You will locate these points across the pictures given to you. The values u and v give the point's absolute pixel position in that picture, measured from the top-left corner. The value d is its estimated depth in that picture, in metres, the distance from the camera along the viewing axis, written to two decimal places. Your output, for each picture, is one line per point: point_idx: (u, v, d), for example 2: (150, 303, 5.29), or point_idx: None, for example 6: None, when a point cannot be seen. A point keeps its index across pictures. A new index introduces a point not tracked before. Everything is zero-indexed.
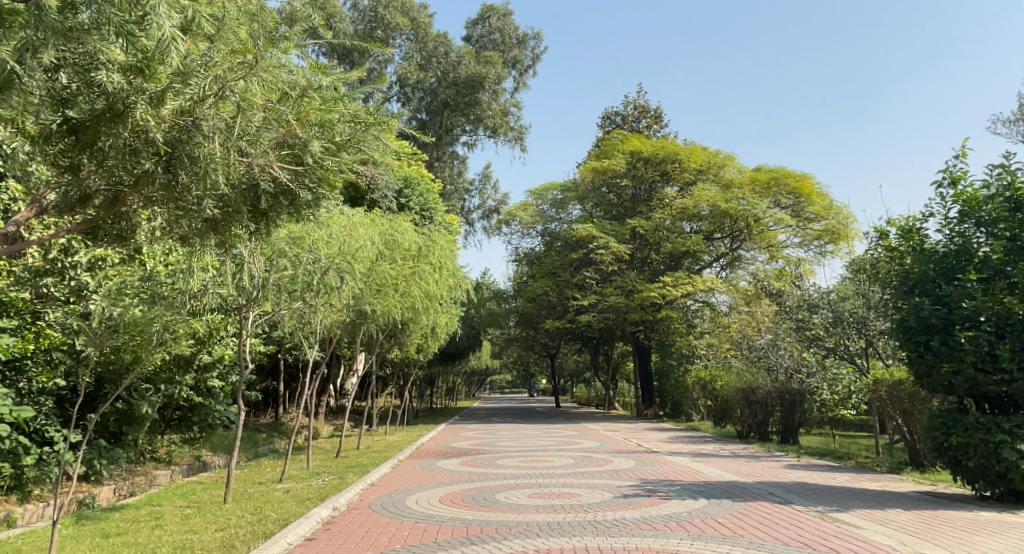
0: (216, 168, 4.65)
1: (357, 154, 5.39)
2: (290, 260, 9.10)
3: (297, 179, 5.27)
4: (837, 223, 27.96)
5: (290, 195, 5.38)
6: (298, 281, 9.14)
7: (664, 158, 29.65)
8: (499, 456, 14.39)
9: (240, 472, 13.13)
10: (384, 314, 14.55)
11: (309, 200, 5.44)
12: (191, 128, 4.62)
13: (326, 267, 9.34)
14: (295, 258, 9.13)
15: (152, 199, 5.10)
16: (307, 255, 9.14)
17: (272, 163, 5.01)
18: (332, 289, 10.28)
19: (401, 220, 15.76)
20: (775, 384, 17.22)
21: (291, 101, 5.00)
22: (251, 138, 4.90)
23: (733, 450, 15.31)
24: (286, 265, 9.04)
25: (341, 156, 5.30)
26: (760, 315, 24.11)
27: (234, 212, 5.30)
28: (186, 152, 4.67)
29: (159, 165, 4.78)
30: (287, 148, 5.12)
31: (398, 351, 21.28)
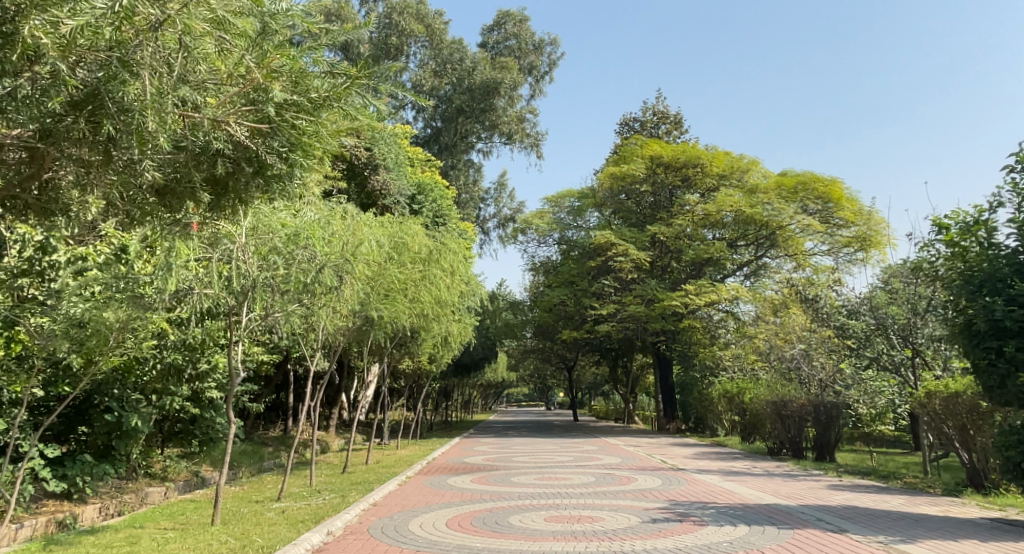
0: (143, 113, 4.07)
1: (338, 114, 4.71)
2: (282, 257, 8.27)
3: (264, 142, 4.72)
4: (865, 231, 26.74)
5: (257, 161, 4.84)
6: (292, 282, 8.33)
7: (685, 163, 28.73)
8: (514, 472, 13.49)
9: (238, 489, 12.35)
10: (392, 320, 13.79)
11: (279, 167, 4.82)
12: (117, 65, 3.96)
13: (322, 264, 8.51)
14: (288, 256, 8.26)
15: (75, 159, 4.52)
16: (301, 251, 8.29)
17: (228, 119, 4.48)
18: (331, 291, 9.45)
19: (412, 223, 15.03)
20: (808, 397, 16.20)
21: (251, 46, 4.39)
22: (196, 83, 4.37)
23: (765, 468, 14.30)
24: (279, 264, 8.19)
25: (319, 116, 4.65)
26: (789, 324, 23.04)
27: (185, 178, 4.80)
28: (107, 96, 4.07)
29: (80, 115, 4.25)
30: (252, 105, 4.54)
31: (410, 361, 20.50)
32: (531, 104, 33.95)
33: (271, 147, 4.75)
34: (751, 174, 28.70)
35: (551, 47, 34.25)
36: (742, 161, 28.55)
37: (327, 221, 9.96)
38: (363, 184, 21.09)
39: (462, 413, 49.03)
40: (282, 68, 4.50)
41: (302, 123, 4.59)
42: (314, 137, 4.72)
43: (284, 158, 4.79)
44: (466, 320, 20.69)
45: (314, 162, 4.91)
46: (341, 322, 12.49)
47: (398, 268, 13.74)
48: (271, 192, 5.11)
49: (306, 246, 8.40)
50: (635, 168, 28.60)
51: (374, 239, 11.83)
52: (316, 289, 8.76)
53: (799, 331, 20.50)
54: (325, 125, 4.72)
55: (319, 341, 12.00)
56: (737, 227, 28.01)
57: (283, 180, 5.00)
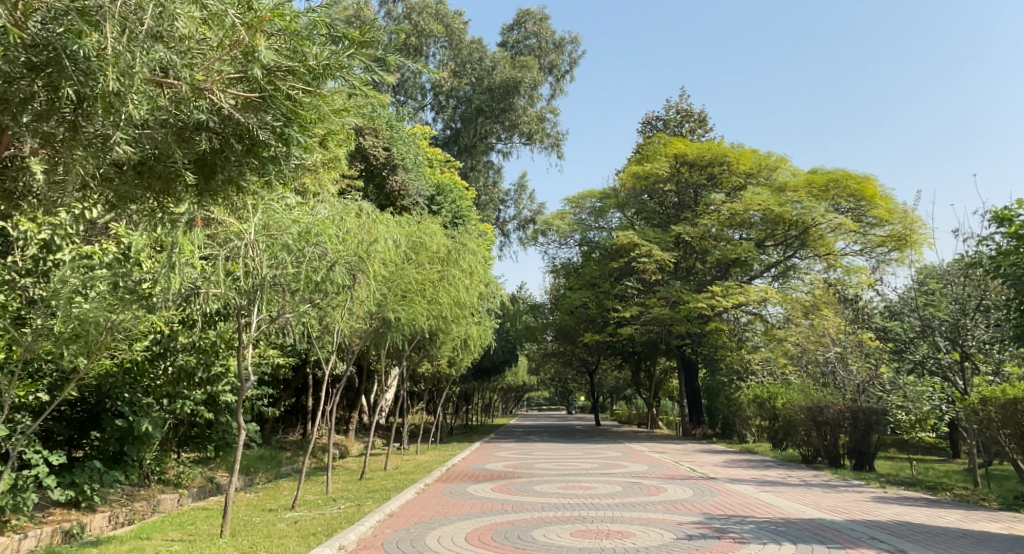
0: (107, 71, 4.03)
1: (335, 81, 4.83)
2: (291, 255, 7.78)
3: (256, 117, 4.80)
4: (902, 228, 26.16)
5: (249, 136, 4.95)
6: (301, 280, 7.85)
7: (710, 161, 28.03)
8: (537, 480, 12.95)
9: (254, 496, 11.96)
10: (410, 322, 13.38)
11: (271, 140, 4.88)
12: (76, 16, 3.91)
13: (333, 260, 7.97)
14: (294, 251, 7.76)
15: (38, 128, 4.55)
16: (310, 248, 7.77)
17: (213, 87, 4.58)
18: (344, 289, 8.99)
19: (431, 223, 14.63)
20: (845, 403, 15.72)
21: (240, 6, 4.42)
22: (182, 50, 4.45)
23: (801, 478, 13.64)
24: (284, 257, 7.66)
25: (316, 84, 4.77)
26: (822, 327, 22.31)
27: (166, 155, 4.83)
28: (70, 55, 4.01)
29: (46, 83, 4.26)
30: (244, 79, 4.68)
31: (429, 364, 20.08)
32: (551, 104, 33.46)
33: (266, 123, 4.83)
34: (780, 172, 27.99)
35: (572, 46, 33.74)
36: (771, 158, 27.87)
37: (339, 217, 9.53)
38: (381, 184, 20.69)
39: (481, 417, 48.50)
40: (275, 31, 4.58)
41: (300, 95, 4.73)
42: (317, 112, 4.91)
43: (278, 133, 4.89)
44: (486, 322, 20.24)
45: (309, 138, 5.09)
46: (355, 324, 12.01)
47: (416, 268, 13.35)
48: (258, 172, 5.20)
49: (315, 242, 7.88)
50: (658, 167, 27.97)
51: (391, 237, 11.46)
52: (327, 289, 8.27)
53: (834, 334, 19.74)
54: (327, 102, 4.93)
55: (333, 343, 11.54)
56: (765, 226, 27.32)
57: (274, 159, 5.11)
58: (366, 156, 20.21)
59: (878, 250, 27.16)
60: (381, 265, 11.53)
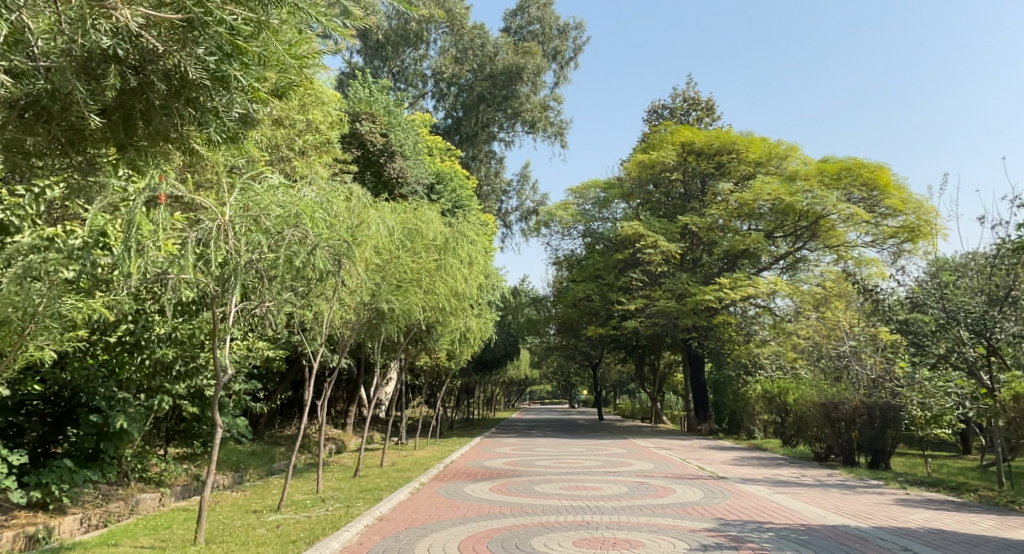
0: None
1: (283, 8, 5.15)
2: (269, 237, 7.12)
3: (184, 50, 5.00)
4: (915, 219, 25.56)
5: (177, 77, 5.16)
6: (280, 266, 7.17)
7: (718, 149, 27.31)
8: (538, 479, 12.29)
9: (240, 495, 11.35)
10: (405, 314, 12.78)
11: (202, 75, 5.09)
12: None
13: (315, 244, 7.28)
14: (272, 234, 7.08)
15: None
16: (290, 230, 7.07)
17: (136, 14, 4.65)
18: (330, 277, 8.33)
19: (428, 209, 13.99)
20: (861, 398, 15.20)
21: None
22: None
23: (816, 478, 12.99)
24: (260, 237, 6.98)
25: (264, 12, 5.09)
26: (834, 321, 21.66)
27: (74, 88, 4.87)
28: None
29: None
30: (171, 2, 4.88)
31: (428, 357, 19.48)
32: (554, 92, 32.74)
33: (197, 58, 5.03)
34: (790, 161, 27.34)
35: (576, 32, 32.98)
36: (781, 146, 27.20)
37: (326, 200, 8.86)
38: (379, 171, 19.95)
39: (483, 410, 47.95)
40: None
41: (240, 22, 4.95)
42: (266, 50, 5.23)
43: (211, 68, 5.08)
44: (487, 314, 19.62)
45: (252, 79, 5.33)
46: (345, 313, 11.35)
47: (412, 257, 12.72)
48: (188, 118, 5.43)
49: (297, 223, 7.16)
50: (664, 155, 27.29)
51: (383, 223, 10.86)
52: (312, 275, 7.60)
53: (847, 327, 19.09)
54: (276, 38, 5.28)
55: (323, 334, 10.90)
56: (773, 216, 26.65)
57: (206, 101, 5.36)
58: (363, 142, 19.53)
59: (889, 242, 26.59)
60: (373, 253, 10.92)
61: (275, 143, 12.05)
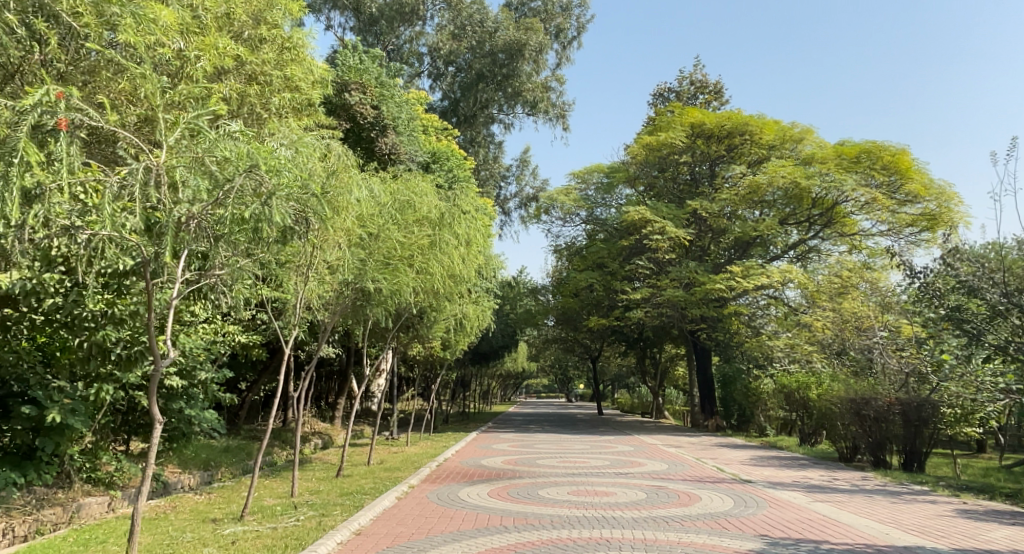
0: None
1: None
2: (215, 186, 5.59)
3: None
4: (935, 207, 24.41)
5: None
6: (229, 223, 5.63)
7: (730, 131, 25.95)
8: (544, 483, 10.89)
9: (204, 498, 9.94)
10: (395, 296, 11.38)
11: None
12: None
13: (270, 195, 5.67)
14: (216, 181, 5.60)
15: None
16: (240, 176, 5.55)
17: None
18: (298, 241, 6.87)
19: (422, 181, 12.64)
20: (895, 394, 13.93)
21: None
22: None
23: (851, 482, 11.67)
24: (201, 184, 5.49)
25: None
26: (855, 312, 20.41)
27: None
28: None
29: None
30: None
31: (421, 346, 18.17)
32: (557, 72, 31.31)
33: None
34: (804, 145, 26.08)
35: (580, 10, 31.54)
36: (796, 128, 25.90)
37: (297, 156, 7.44)
38: (370, 147, 18.49)
39: (479, 404, 46.61)
40: None
41: None
42: None
43: None
44: (485, 302, 18.30)
45: None
46: (323, 290, 9.96)
47: (402, 232, 11.38)
48: None
49: (248, 170, 5.64)
50: (673, 137, 25.85)
51: (367, 189, 9.53)
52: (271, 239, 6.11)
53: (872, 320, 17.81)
54: None
55: (298, 314, 9.49)
56: (787, 200, 25.31)
57: None
58: (353, 114, 18.12)
59: (908, 231, 25.31)
60: (356, 223, 9.58)
61: (249, 102, 10.64)
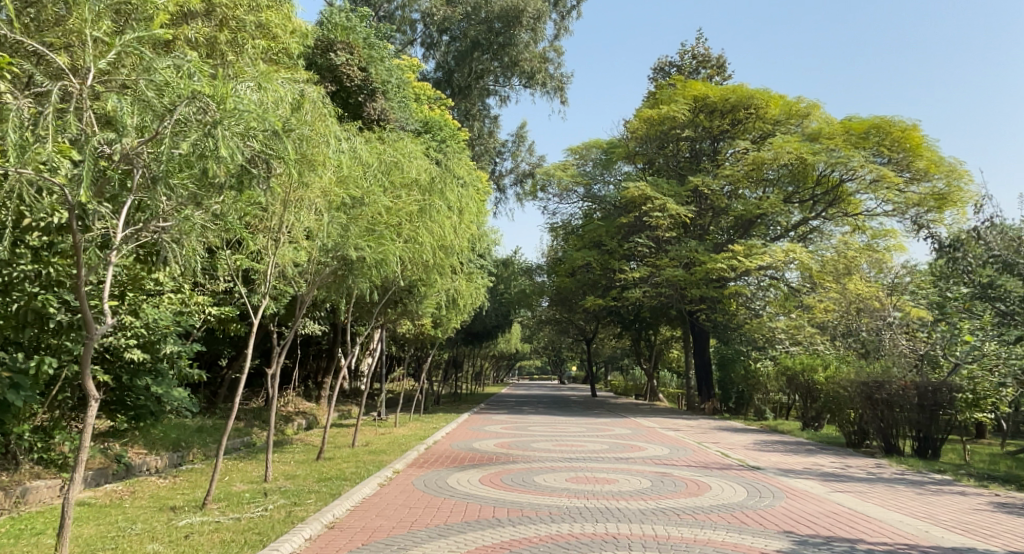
0: None
1: None
2: (150, 117, 4.69)
3: None
4: (944, 185, 23.68)
5: None
6: (169, 160, 4.69)
7: (735, 104, 25.02)
8: (539, 469, 10.08)
9: (168, 483, 9.06)
10: (381, 268, 10.47)
11: None
12: None
13: (216, 125, 4.72)
14: (154, 108, 4.70)
15: None
16: (182, 101, 4.66)
17: None
18: (262, 192, 5.91)
19: (410, 142, 11.76)
20: (910, 378, 13.19)
21: None
22: None
23: (866, 470, 10.93)
24: (132, 112, 4.60)
25: None
26: (862, 293, 19.69)
27: None
28: None
29: None
30: None
31: (410, 324, 17.32)
32: (555, 43, 30.23)
33: None
34: (810, 122, 25.20)
35: None
36: (803, 102, 24.99)
37: (266, 100, 6.48)
38: (358, 112, 17.51)
39: (470, 385, 46.01)
40: None
41: None
42: None
43: None
44: (478, 278, 17.47)
45: None
46: (298, 256, 9.12)
47: (388, 196, 10.50)
48: None
49: (192, 95, 4.75)
50: (676, 110, 24.99)
51: (345, 144, 8.60)
52: (226, 186, 5.15)
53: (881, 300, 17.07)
54: None
55: (271, 283, 8.60)
56: (791, 177, 24.48)
57: None
58: (339, 76, 17.17)
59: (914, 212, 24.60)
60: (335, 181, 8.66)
61: (220, 49, 9.71)
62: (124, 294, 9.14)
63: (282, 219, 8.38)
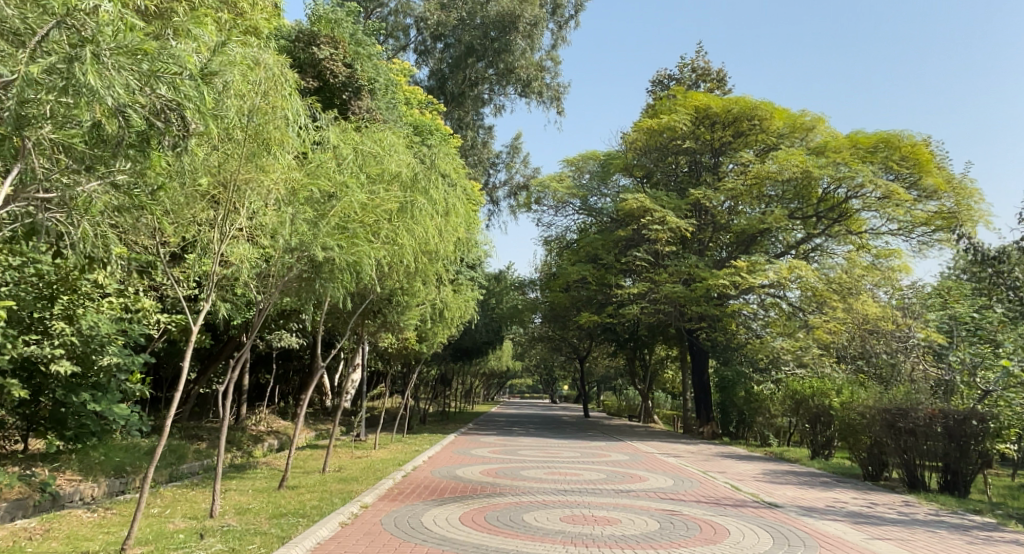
0: None
1: None
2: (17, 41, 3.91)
3: None
4: (953, 204, 22.55)
5: None
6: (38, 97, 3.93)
7: (738, 115, 24.07)
8: (529, 504, 8.81)
9: (97, 518, 7.76)
10: (355, 273, 9.24)
11: None
12: None
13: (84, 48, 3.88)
14: (18, 35, 3.89)
15: None
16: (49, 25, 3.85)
17: None
18: (180, 154, 4.87)
19: (391, 135, 10.63)
20: (937, 405, 12.02)
21: None
22: None
23: (896, 509, 9.74)
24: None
25: None
26: (872, 314, 18.63)
27: None
28: None
29: None
30: None
31: (393, 338, 16.11)
32: (552, 52, 29.35)
33: None
34: (814, 135, 24.23)
35: None
36: (807, 116, 23.94)
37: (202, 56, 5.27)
38: (342, 111, 16.44)
39: (460, 403, 44.63)
40: None
41: None
42: None
43: None
44: (467, 290, 16.28)
45: None
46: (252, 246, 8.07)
47: (363, 191, 9.27)
48: None
49: (64, 15, 3.91)
50: (676, 120, 24.02)
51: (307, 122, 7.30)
52: (123, 144, 4.45)
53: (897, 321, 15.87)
54: None
55: (214, 284, 6.85)
56: (794, 193, 23.55)
57: None
58: (322, 72, 16.08)
59: (919, 232, 23.92)
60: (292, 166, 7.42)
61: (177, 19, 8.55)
62: (55, 297, 8.30)
63: (229, 208, 6.59)
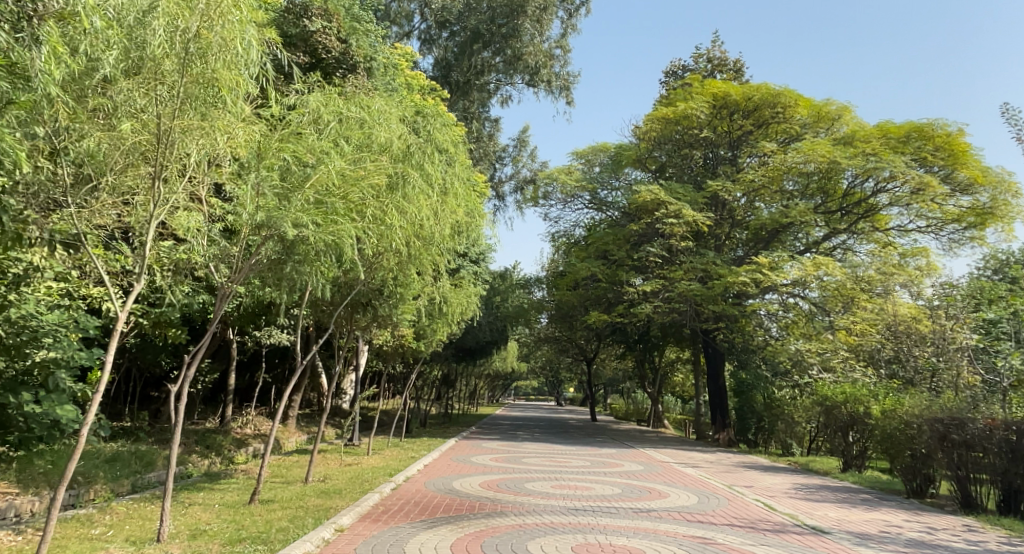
0: None
1: None
2: None
3: None
4: (988, 199, 21.03)
5: None
6: None
7: (760, 103, 22.72)
8: (536, 529, 7.47)
9: (18, 545, 6.49)
10: (337, 255, 7.95)
11: None
12: None
13: None
14: None
15: None
16: None
17: None
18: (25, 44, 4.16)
19: (380, 101, 9.31)
20: (999, 415, 10.60)
21: None
22: None
23: (963, 538, 8.35)
24: None
25: None
26: (905, 315, 17.23)
27: None
28: None
29: None
30: None
31: (388, 334, 14.82)
32: (562, 39, 28.05)
33: None
34: (839, 126, 22.89)
35: None
36: (833, 105, 22.58)
37: None
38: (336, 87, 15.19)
39: (463, 405, 43.29)
40: None
41: None
42: None
43: None
44: (468, 285, 14.97)
45: None
46: (206, 217, 6.85)
47: (346, 161, 8.01)
48: None
49: None
50: (694, 107, 22.75)
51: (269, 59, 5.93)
52: None
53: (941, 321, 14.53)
54: None
55: (146, 258, 5.50)
56: (818, 187, 22.20)
57: None
58: (314, 46, 14.93)
59: (949, 230, 22.45)
60: (248, 117, 6.10)
61: None
62: None
63: (161, 161, 5.29)
